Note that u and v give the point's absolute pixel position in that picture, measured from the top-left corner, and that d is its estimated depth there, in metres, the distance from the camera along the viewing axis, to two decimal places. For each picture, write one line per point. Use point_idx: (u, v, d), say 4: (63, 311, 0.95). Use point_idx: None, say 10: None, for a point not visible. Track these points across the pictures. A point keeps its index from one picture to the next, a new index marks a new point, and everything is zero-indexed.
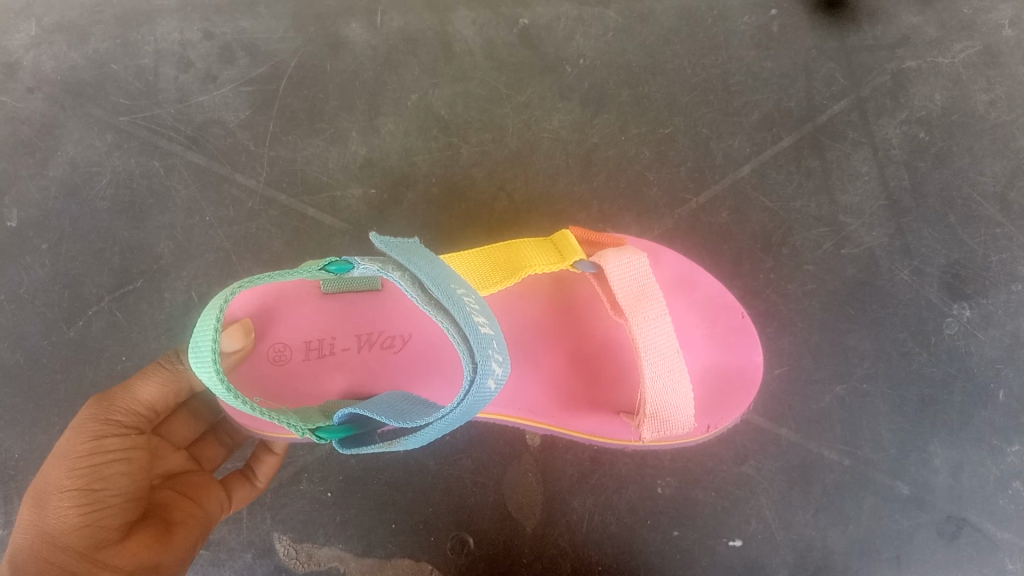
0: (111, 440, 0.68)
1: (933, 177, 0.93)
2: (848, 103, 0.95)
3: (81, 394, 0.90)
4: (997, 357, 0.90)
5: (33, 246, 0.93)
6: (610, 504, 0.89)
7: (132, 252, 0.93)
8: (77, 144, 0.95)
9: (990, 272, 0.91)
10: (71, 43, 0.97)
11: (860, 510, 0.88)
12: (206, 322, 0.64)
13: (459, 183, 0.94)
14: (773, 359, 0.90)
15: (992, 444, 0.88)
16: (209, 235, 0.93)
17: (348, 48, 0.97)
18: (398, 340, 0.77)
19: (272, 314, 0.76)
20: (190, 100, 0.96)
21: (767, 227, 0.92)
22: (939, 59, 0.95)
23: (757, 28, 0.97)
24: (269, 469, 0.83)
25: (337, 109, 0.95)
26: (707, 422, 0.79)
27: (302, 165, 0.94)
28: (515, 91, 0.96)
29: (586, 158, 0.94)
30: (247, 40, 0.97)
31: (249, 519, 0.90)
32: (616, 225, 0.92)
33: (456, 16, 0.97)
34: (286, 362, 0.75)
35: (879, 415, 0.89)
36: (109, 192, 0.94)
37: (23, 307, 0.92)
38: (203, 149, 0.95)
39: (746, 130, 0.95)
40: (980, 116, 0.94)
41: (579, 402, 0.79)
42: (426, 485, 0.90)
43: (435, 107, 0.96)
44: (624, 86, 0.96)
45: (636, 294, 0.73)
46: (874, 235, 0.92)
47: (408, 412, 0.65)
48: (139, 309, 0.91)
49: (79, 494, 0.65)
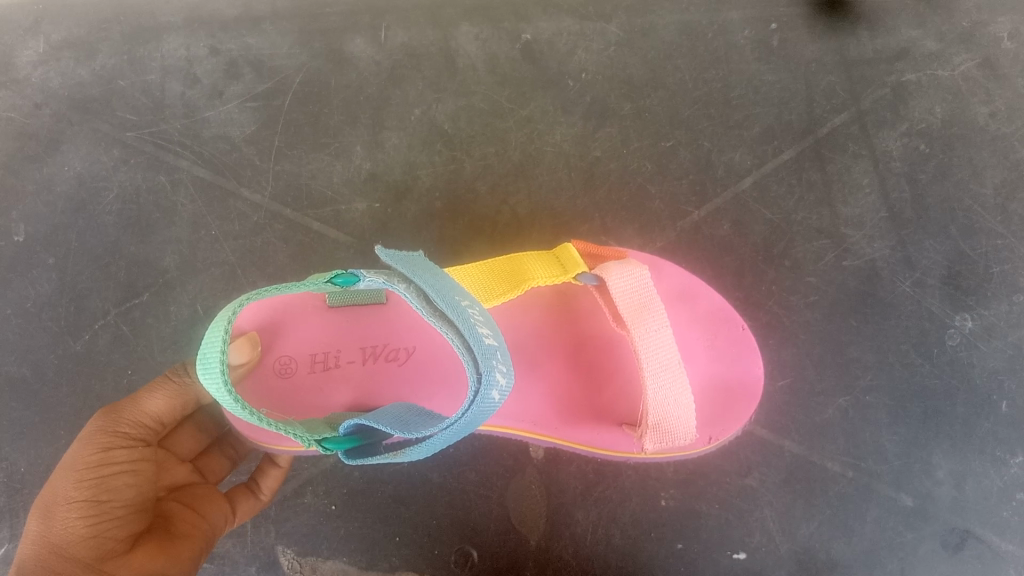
0: (119, 452, 0.69)
1: (933, 189, 0.94)
2: (848, 116, 0.95)
3: (88, 407, 0.90)
4: (1000, 368, 0.90)
5: (40, 261, 0.94)
6: (614, 515, 0.89)
7: (138, 266, 0.93)
8: (84, 159, 0.96)
9: (991, 283, 0.91)
10: (79, 60, 0.98)
11: (864, 521, 0.88)
12: (214, 335, 0.65)
13: (463, 197, 0.95)
14: (776, 371, 0.90)
15: (995, 455, 0.88)
16: (215, 249, 0.94)
17: (352, 64, 0.98)
18: (403, 352, 0.78)
19: (278, 327, 0.76)
20: (196, 115, 0.97)
21: (769, 239, 0.93)
22: (939, 72, 0.96)
23: (757, 42, 0.98)
24: (273, 481, 0.84)
25: (341, 124, 0.96)
26: (709, 434, 0.79)
27: (306, 180, 0.95)
28: (518, 105, 0.97)
29: (588, 172, 0.95)
30: (252, 56, 0.98)
31: (253, 532, 0.90)
32: (618, 237, 0.93)
33: (459, 32, 0.99)
34: (292, 375, 0.75)
35: (882, 427, 0.89)
36: (116, 206, 0.95)
37: (30, 321, 0.93)
38: (209, 163, 0.96)
39: (747, 143, 0.95)
40: (980, 128, 0.94)
41: (583, 413, 0.79)
42: (431, 497, 0.90)
43: (438, 122, 0.97)
44: (625, 100, 0.97)
45: (638, 307, 0.73)
46: (876, 246, 0.93)
47: (412, 424, 0.66)
48: (145, 323, 0.92)
49: (86, 504, 0.65)
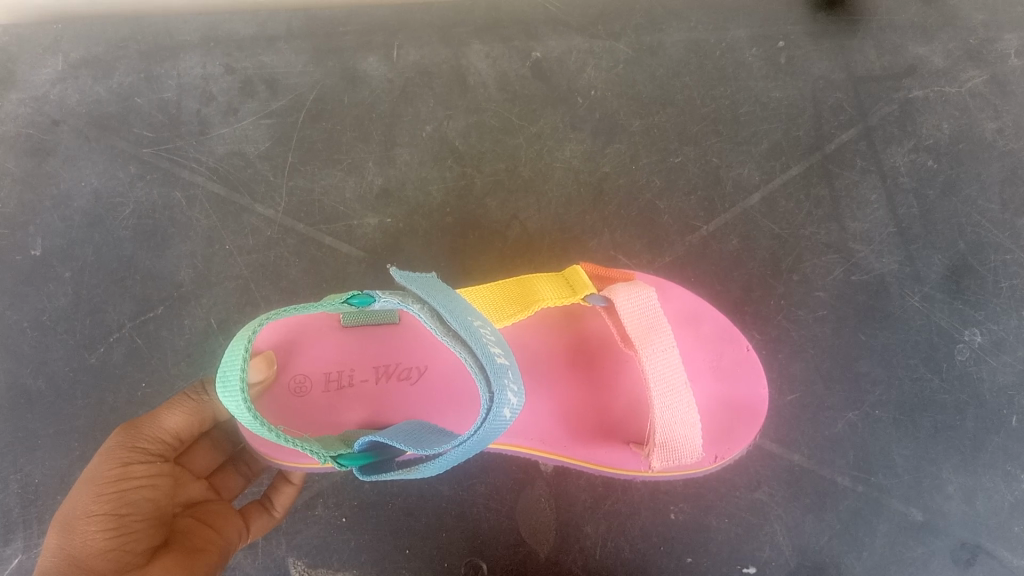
0: (137, 466, 0.70)
1: (942, 205, 0.94)
2: (856, 132, 0.96)
3: (102, 420, 0.91)
4: (1010, 383, 0.90)
5: (56, 275, 0.95)
6: (624, 529, 0.89)
7: (154, 280, 0.95)
8: (100, 175, 0.98)
9: (1000, 298, 0.91)
10: (96, 78, 1.00)
11: (874, 536, 0.88)
12: (234, 353, 0.66)
13: (473, 213, 0.96)
14: (786, 385, 0.91)
15: (1006, 471, 0.89)
16: (229, 264, 0.95)
17: (365, 81, 0.99)
18: (415, 371, 0.78)
19: (293, 347, 0.77)
20: (211, 132, 0.99)
21: (778, 254, 0.93)
22: (946, 89, 0.97)
23: (765, 59, 0.99)
24: (286, 498, 0.85)
25: (353, 140, 0.98)
26: (714, 452, 0.79)
27: (319, 196, 0.96)
28: (527, 122, 0.98)
29: (597, 187, 0.96)
30: (267, 74, 1.00)
31: (264, 544, 0.90)
32: (627, 252, 0.93)
33: (470, 50, 1.00)
34: (307, 393, 0.76)
35: (892, 442, 0.89)
36: (131, 221, 0.96)
37: (46, 335, 0.94)
38: (223, 180, 0.97)
39: (755, 159, 0.96)
40: (988, 145, 0.95)
41: (591, 431, 0.80)
42: (441, 511, 0.90)
43: (449, 138, 0.98)
44: (634, 116, 0.98)
45: (645, 327, 0.74)
46: (884, 261, 0.93)
47: (424, 441, 0.67)
48: (160, 336, 0.93)
49: (106, 518, 0.66)
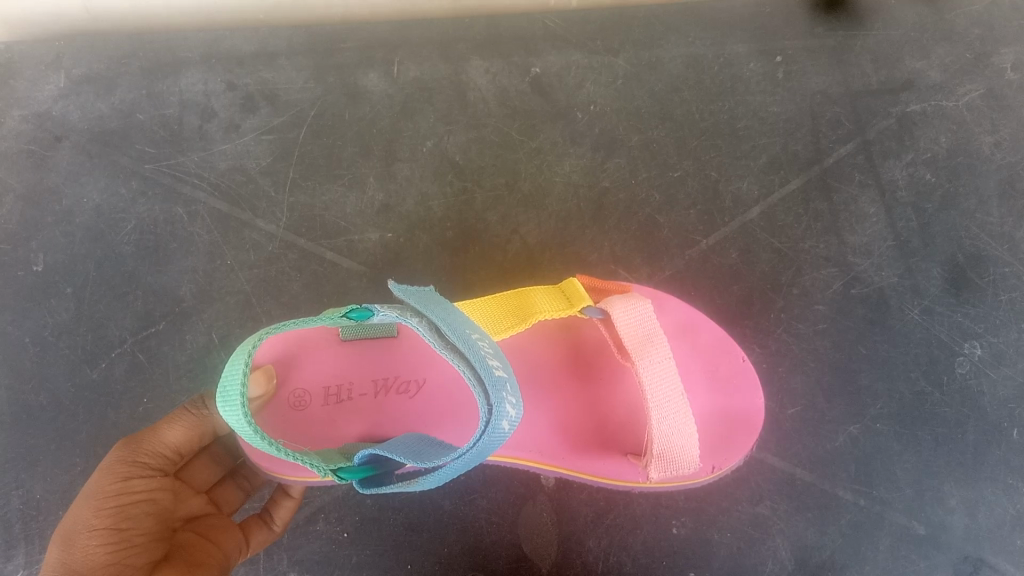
0: (138, 481, 0.70)
1: (941, 219, 0.94)
2: (854, 145, 0.97)
3: (103, 436, 0.91)
4: (1010, 395, 0.90)
5: (58, 290, 0.95)
6: (626, 543, 0.89)
7: (156, 296, 0.95)
8: (102, 191, 0.98)
9: (999, 310, 0.92)
10: (98, 94, 1.01)
11: (876, 550, 0.88)
12: (235, 367, 0.66)
13: (473, 227, 0.96)
14: (786, 399, 0.91)
15: (1008, 483, 0.88)
16: (230, 279, 0.95)
17: (366, 97, 1.00)
18: (414, 384, 0.79)
19: (293, 361, 0.77)
20: (213, 148, 0.99)
21: (777, 268, 0.93)
22: (943, 103, 0.98)
23: (763, 74, 1.00)
24: (286, 512, 0.85)
25: (355, 156, 0.98)
26: (712, 463, 0.79)
27: (320, 211, 0.96)
28: (528, 137, 0.99)
29: (596, 201, 0.96)
30: (268, 90, 1.00)
31: (265, 560, 0.90)
32: (627, 266, 0.94)
33: (470, 66, 1.01)
34: (306, 407, 0.76)
35: (893, 455, 0.89)
36: (133, 237, 0.97)
37: (47, 350, 0.94)
38: (225, 195, 0.97)
39: (754, 173, 0.96)
40: (985, 158, 0.96)
41: (590, 443, 0.80)
42: (442, 525, 0.90)
43: (450, 153, 0.98)
44: (633, 131, 0.98)
45: (642, 339, 0.74)
46: (884, 275, 0.93)
47: (424, 453, 0.67)
48: (161, 351, 0.93)
49: (107, 532, 0.66)
